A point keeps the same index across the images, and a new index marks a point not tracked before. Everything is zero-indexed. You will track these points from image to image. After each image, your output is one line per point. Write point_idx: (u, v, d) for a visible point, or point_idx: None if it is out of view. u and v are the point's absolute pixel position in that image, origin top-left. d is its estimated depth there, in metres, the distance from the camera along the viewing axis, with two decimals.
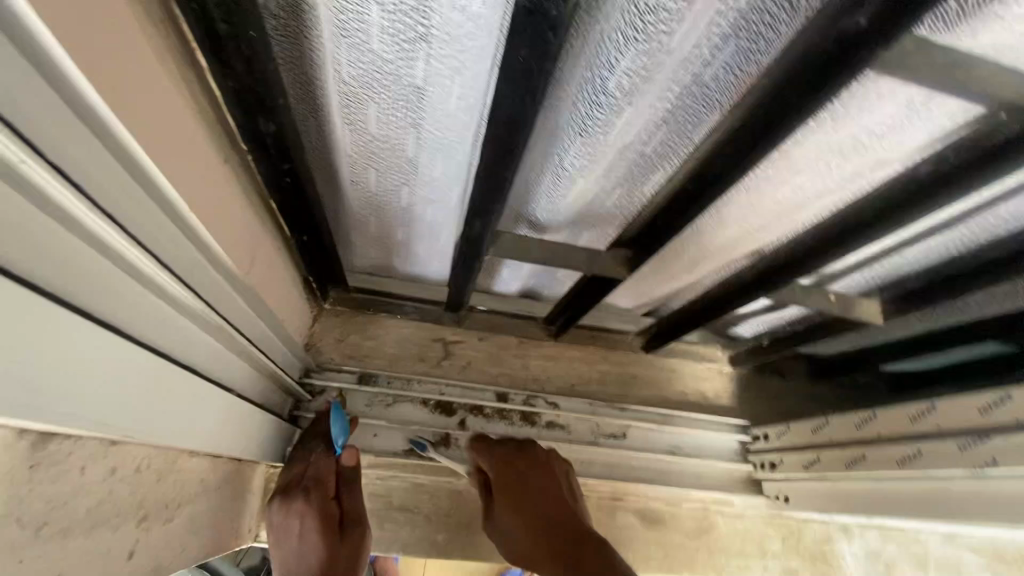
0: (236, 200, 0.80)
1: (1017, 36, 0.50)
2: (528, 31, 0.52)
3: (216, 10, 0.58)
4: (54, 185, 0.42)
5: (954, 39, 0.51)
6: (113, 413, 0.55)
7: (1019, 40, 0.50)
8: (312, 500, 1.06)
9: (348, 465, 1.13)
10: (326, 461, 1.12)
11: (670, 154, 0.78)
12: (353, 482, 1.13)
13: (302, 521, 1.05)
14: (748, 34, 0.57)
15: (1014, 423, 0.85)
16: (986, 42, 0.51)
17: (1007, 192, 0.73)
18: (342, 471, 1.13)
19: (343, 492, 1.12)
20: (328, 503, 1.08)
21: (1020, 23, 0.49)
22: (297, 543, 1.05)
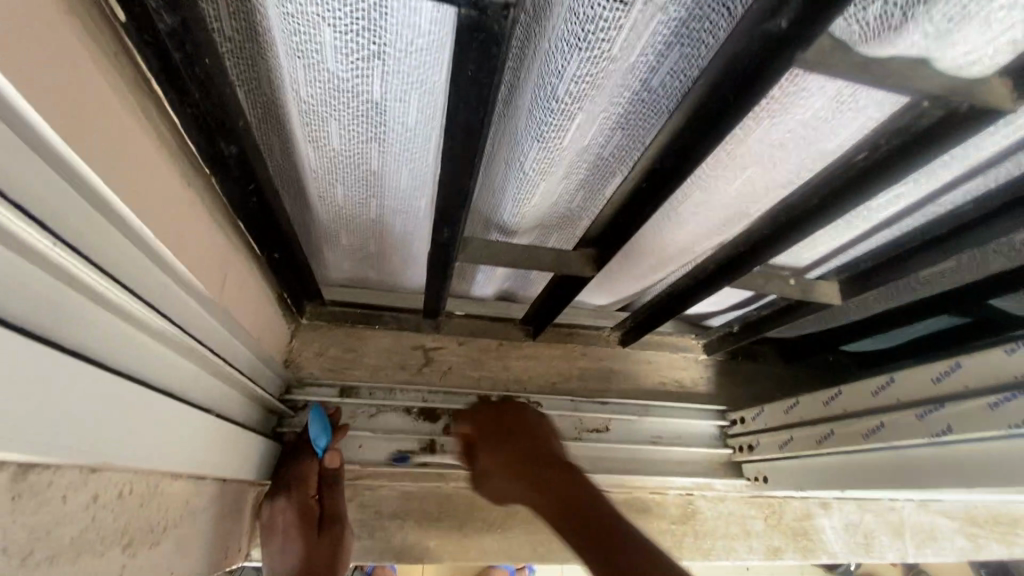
0: (204, 222, 0.80)
1: (921, 41, 0.55)
2: (475, 47, 0.55)
3: (171, 42, 0.59)
4: (16, 222, 0.43)
5: (868, 44, 0.55)
6: (92, 441, 0.55)
7: (923, 44, 0.55)
8: (293, 499, 1.13)
9: (330, 466, 1.18)
10: (308, 462, 1.17)
11: (626, 153, 0.81)
12: (334, 484, 1.18)
13: (283, 519, 1.12)
14: (690, 40, 0.61)
15: (965, 390, 0.90)
16: (898, 48, 0.55)
17: (942, 174, 0.77)
18: (324, 473, 1.18)
19: (325, 493, 1.17)
20: (309, 502, 1.15)
21: (922, 31, 0.54)
22: (281, 540, 1.12)
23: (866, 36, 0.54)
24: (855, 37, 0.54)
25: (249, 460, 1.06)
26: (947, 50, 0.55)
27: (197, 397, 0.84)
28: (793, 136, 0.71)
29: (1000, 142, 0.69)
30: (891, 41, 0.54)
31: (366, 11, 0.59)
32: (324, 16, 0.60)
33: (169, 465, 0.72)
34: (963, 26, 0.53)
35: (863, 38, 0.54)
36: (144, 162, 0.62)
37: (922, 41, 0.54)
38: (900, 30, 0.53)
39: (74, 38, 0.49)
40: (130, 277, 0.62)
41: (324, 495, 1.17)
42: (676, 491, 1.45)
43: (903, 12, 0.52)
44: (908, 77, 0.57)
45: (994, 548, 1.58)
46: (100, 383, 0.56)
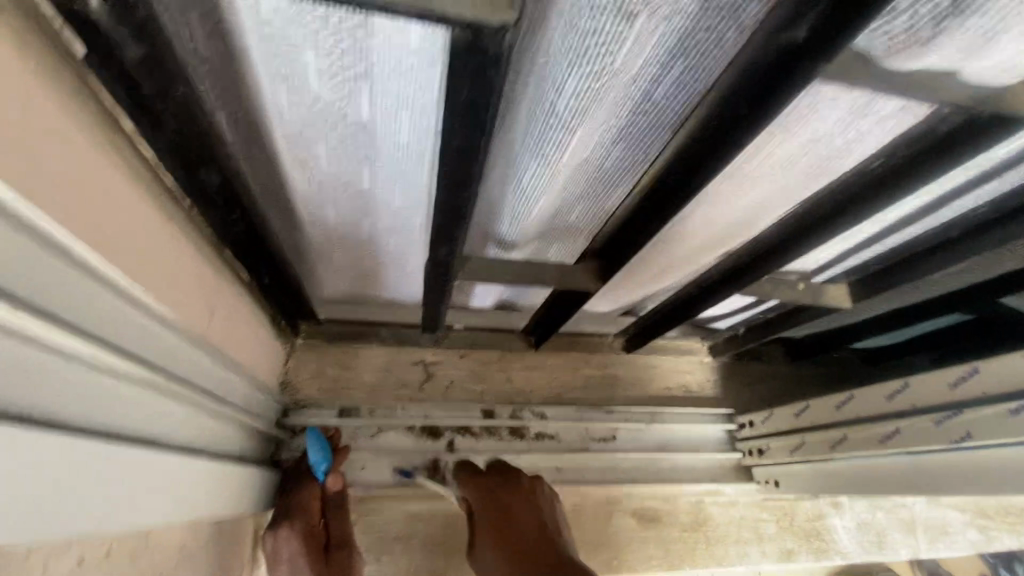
0: (187, 257, 0.77)
1: (953, 52, 0.51)
2: (467, 69, 0.50)
3: (136, 70, 0.55)
4: None
5: (895, 56, 0.51)
6: (73, 512, 0.51)
7: (955, 56, 0.51)
8: (296, 526, 1.04)
9: (332, 489, 1.11)
10: (309, 488, 1.10)
11: (630, 167, 0.77)
12: (339, 506, 1.10)
13: (288, 548, 1.02)
14: (696, 54, 0.57)
15: (983, 396, 0.88)
16: (926, 60, 0.52)
17: (960, 179, 0.74)
18: (327, 496, 1.11)
19: (330, 517, 1.09)
20: (314, 528, 1.06)
21: (956, 42, 0.50)
22: (287, 570, 1.02)
23: (891, 51, 0.51)
24: (877, 52, 0.51)
25: (248, 493, 1.02)
26: (976, 63, 0.52)
27: (189, 439, 0.80)
28: (806, 147, 0.68)
29: (1021, 146, 0.66)
30: (916, 54, 0.51)
31: (350, 31, 0.54)
32: (305, 38, 0.56)
33: (162, 518, 0.68)
34: (1004, 36, 0.49)
35: (888, 52, 0.51)
36: (116, 203, 0.58)
37: (956, 51, 0.51)
38: (930, 42, 0.50)
39: (31, 79, 0.45)
40: (103, 327, 0.58)
41: (330, 519, 1.09)
42: (686, 498, 1.42)
43: (936, 23, 0.48)
44: (930, 86, 0.54)
45: (1006, 540, 1.57)
46: (78, 450, 0.51)
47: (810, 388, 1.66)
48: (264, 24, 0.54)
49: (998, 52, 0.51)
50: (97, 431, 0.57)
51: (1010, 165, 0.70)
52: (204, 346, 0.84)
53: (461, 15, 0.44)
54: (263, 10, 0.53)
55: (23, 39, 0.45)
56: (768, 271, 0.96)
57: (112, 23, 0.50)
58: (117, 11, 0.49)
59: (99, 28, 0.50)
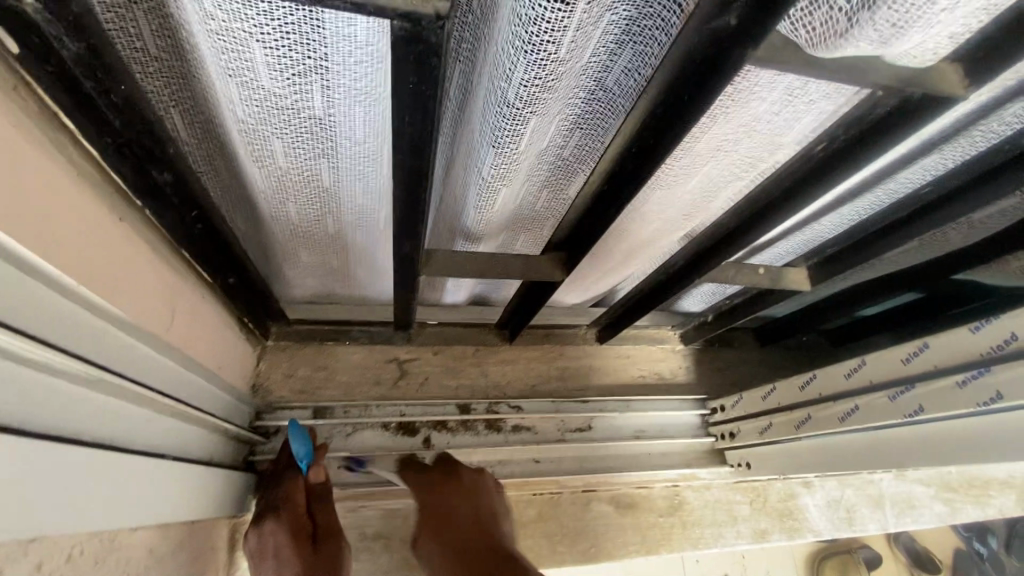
0: (144, 259, 0.76)
1: (869, 43, 0.54)
2: (412, 60, 0.51)
3: (78, 68, 0.54)
4: None
5: (817, 48, 0.54)
6: (27, 517, 0.50)
7: (871, 46, 0.54)
8: (282, 519, 1.04)
9: (316, 481, 1.10)
10: (293, 481, 1.09)
11: (587, 155, 0.79)
12: (324, 498, 1.09)
13: (274, 541, 1.03)
14: (641, 40, 0.59)
15: (934, 369, 0.92)
16: (845, 51, 0.55)
17: (900, 158, 0.77)
18: (312, 489, 1.10)
19: (316, 509, 1.08)
20: (299, 520, 1.05)
21: (870, 34, 0.52)
22: (273, 565, 1.01)
23: (811, 40, 0.53)
24: (801, 43, 0.54)
25: (220, 495, 1.01)
26: (893, 51, 0.55)
27: (155, 442, 0.80)
28: (751, 128, 0.70)
29: (952, 124, 0.70)
30: (835, 45, 0.53)
31: (296, 23, 0.55)
32: (251, 32, 0.56)
33: (126, 520, 0.68)
34: (909, 29, 0.52)
35: (809, 44, 0.53)
36: (61, 199, 0.57)
37: (871, 43, 0.53)
38: (847, 35, 0.52)
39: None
40: (57, 331, 0.58)
41: (316, 512, 1.08)
42: (662, 483, 1.44)
43: (848, 14, 0.50)
44: (860, 68, 0.57)
45: (971, 510, 1.63)
46: (32, 454, 0.51)
47: (780, 372, 1.70)
48: (208, 20, 0.54)
49: (907, 42, 0.54)
50: (57, 437, 0.56)
51: (946, 144, 0.74)
52: (165, 347, 0.83)
53: (398, 7, 0.44)
54: (205, 5, 0.53)
55: None
56: (729, 256, 0.99)
57: (48, 21, 0.50)
58: (51, 7, 0.49)
59: (32, 24, 0.50)
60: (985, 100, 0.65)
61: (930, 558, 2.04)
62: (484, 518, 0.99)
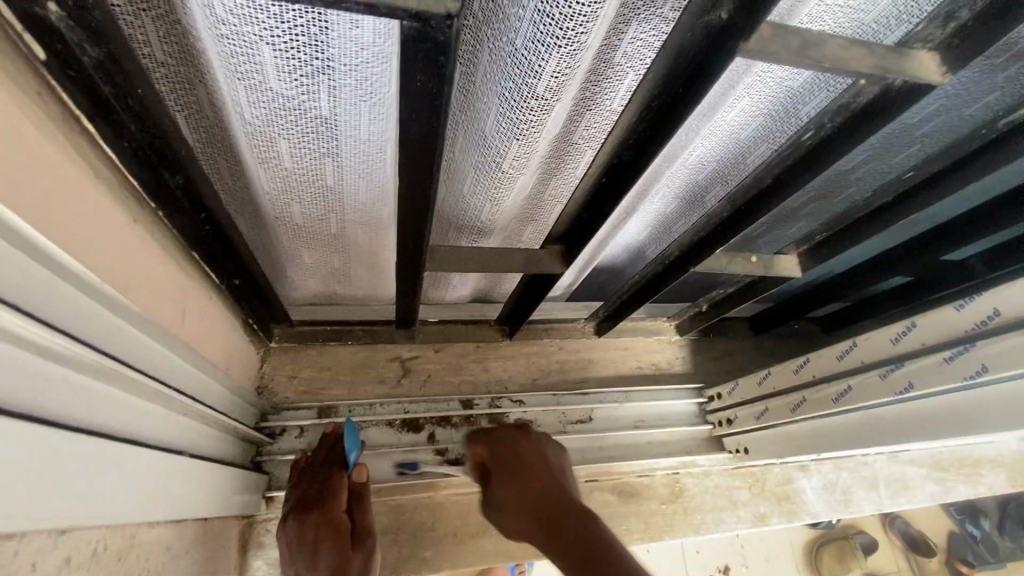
0: (156, 260, 0.78)
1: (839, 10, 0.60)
2: (420, 59, 0.53)
3: (96, 74, 0.57)
4: None
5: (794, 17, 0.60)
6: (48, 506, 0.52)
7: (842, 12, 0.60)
8: (327, 513, 1.05)
9: (359, 481, 1.14)
10: (338, 476, 1.11)
11: (586, 148, 0.81)
12: (364, 499, 1.13)
13: (315, 533, 1.03)
14: (636, 35, 0.62)
15: (922, 347, 0.96)
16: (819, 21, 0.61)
17: (889, 143, 0.80)
18: (353, 488, 1.13)
19: (355, 508, 1.11)
20: (341, 516, 1.07)
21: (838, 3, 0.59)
22: (310, 558, 1.01)
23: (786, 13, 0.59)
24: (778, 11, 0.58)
25: (228, 494, 1.02)
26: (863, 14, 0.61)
27: (169, 440, 0.82)
28: (742, 111, 0.73)
29: (941, 107, 0.73)
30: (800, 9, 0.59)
31: (305, 26, 0.57)
32: (261, 35, 0.58)
33: (141, 515, 0.70)
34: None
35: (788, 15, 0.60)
36: (79, 199, 0.59)
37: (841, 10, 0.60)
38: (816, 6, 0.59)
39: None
40: (77, 327, 0.59)
41: (354, 510, 1.11)
42: (663, 471, 1.47)
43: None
44: (845, 58, 0.60)
45: (962, 489, 1.67)
46: (53, 443, 0.53)
47: (773, 360, 1.74)
48: (220, 25, 0.56)
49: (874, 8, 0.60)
50: (77, 429, 0.58)
51: (929, 130, 0.78)
52: (177, 346, 0.84)
53: (410, 7, 0.46)
54: (217, 10, 0.55)
55: None
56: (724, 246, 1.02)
57: (72, 29, 0.52)
58: (77, 17, 0.51)
59: (58, 33, 0.52)
60: (971, 81, 0.68)
61: (924, 540, 2.09)
62: (553, 463, 1.01)
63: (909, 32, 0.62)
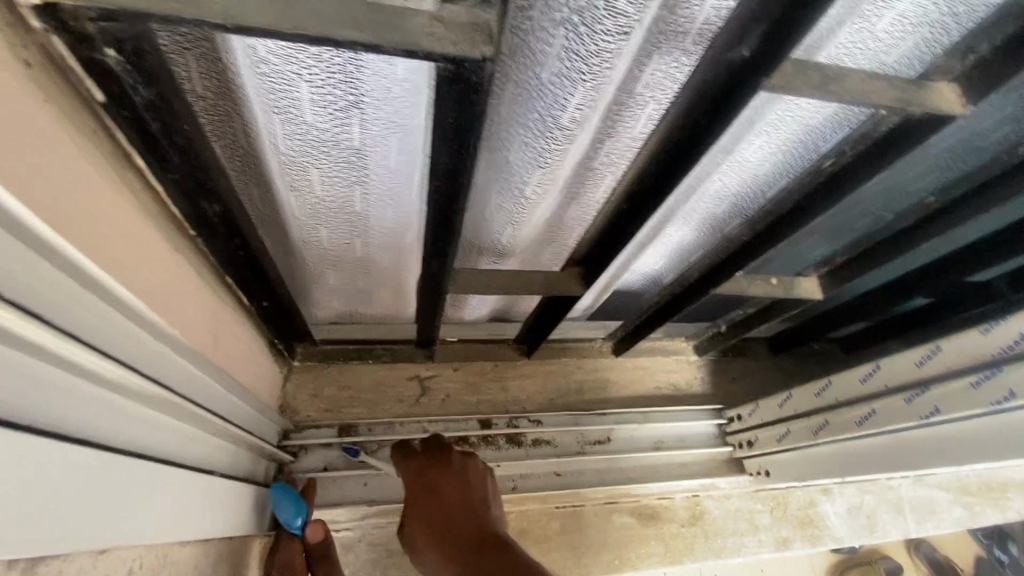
0: (191, 282, 0.81)
1: (860, 55, 0.62)
2: (453, 96, 0.56)
3: (147, 112, 0.60)
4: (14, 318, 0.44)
5: (814, 57, 0.62)
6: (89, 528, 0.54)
7: (862, 58, 0.63)
8: None
9: (315, 540, 1.09)
10: (291, 545, 1.10)
11: (608, 174, 0.83)
12: (326, 558, 1.09)
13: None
14: (661, 70, 0.64)
15: (947, 371, 0.94)
16: (839, 61, 0.63)
17: (911, 170, 0.81)
18: (312, 549, 1.09)
19: (318, 570, 1.08)
20: None
21: (860, 49, 0.61)
22: None
23: (808, 52, 0.61)
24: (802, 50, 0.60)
25: (250, 512, 1.04)
26: (885, 59, 0.63)
27: (201, 460, 0.84)
28: (759, 142, 0.76)
29: (965, 133, 0.73)
30: (825, 45, 0.60)
31: (341, 65, 0.59)
32: (299, 73, 0.61)
33: (176, 535, 0.73)
34: (898, 44, 0.61)
35: (812, 55, 0.61)
36: (125, 229, 0.62)
37: (864, 56, 0.62)
38: (837, 50, 0.61)
39: (44, 117, 0.49)
40: (121, 349, 0.62)
41: (319, 572, 1.08)
42: (682, 494, 1.45)
43: (846, 32, 0.59)
44: (864, 92, 0.61)
45: (991, 514, 1.63)
46: (95, 465, 0.55)
47: (793, 380, 1.72)
48: (261, 64, 0.59)
49: (896, 47, 0.62)
50: (119, 449, 0.61)
51: (944, 157, 0.78)
52: (207, 367, 0.87)
53: (447, 52, 0.48)
54: (259, 52, 0.58)
55: (42, 86, 0.49)
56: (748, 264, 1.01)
57: (127, 71, 0.54)
58: (133, 61, 0.53)
59: (113, 75, 0.54)
60: (994, 109, 0.68)
61: (952, 567, 2.02)
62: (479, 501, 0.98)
63: (928, 65, 0.64)
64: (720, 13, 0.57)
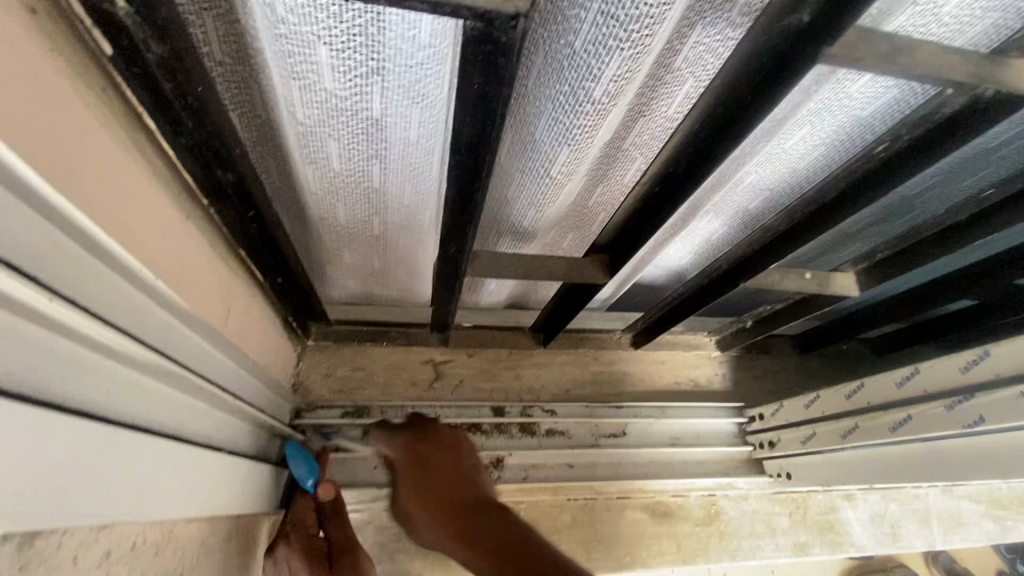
0: (202, 253, 0.78)
1: (934, 28, 0.57)
2: (480, 59, 0.52)
3: (160, 72, 0.57)
4: (22, 289, 0.42)
5: (884, 24, 0.56)
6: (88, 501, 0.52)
7: (937, 31, 0.57)
8: (294, 543, 1.00)
9: (327, 498, 1.10)
10: (302, 503, 1.10)
11: (642, 154, 0.78)
12: (337, 514, 1.08)
13: (288, 566, 0.97)
14: (706, 40, 0.60)
15: (997, 378, 0.88)
16: (913, 29, 0.56)
17: (975, 158, 0.75)
18: (323, 506, 1.09)
19: (330, 525, 1.06)
20: (312, 539, 1.03)
21: (935, 22, 0.56)
22: None
23: (878, 18, 0.55)
24: (871, 17, 0.55)
25: (260, 491, 1.02)
26: (961, 34, 0.58)
27: (211, 439, 0.83)
28: (804, 127, 0.71)
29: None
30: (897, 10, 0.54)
31: (363, 26, 0.56)
32: (319, 35, 0.57)
33: (182, 513, 0.71)
34: (977, 19, 0.56)
35: (885, 21, 0.55)
36: (131, 193, 0.59)
37: (941, 29, 0.57)
38: (909, 21, 0.55)
39: (48, 70, 0.46)
40: (128, 320, 0.60)
41: (331, 528, 1.06)
42: (698, 493, 1.41)
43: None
44: (936, 67, 0.57)
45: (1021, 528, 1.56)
46: (99, 438, 0.53)
47: (819, 382, 1.66)
48: (279, 24, 0.56)
49: (975, 22, 0.56)
50: (125, 420, 0.60)
51: (1014, 145, 0.72)
52: (221, 342, 0.86)
53: (478, 6, 0.44)
54: (277, 10, 0.54)
55: (49, 37, 0.47)
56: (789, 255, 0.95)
57: (138, 25, 0.51)
58: (143, 13, 0.50)
59: (123, 29, 0.51)
60: None
61: None
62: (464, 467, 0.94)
63: (1007, 38, 0.58)
64: None
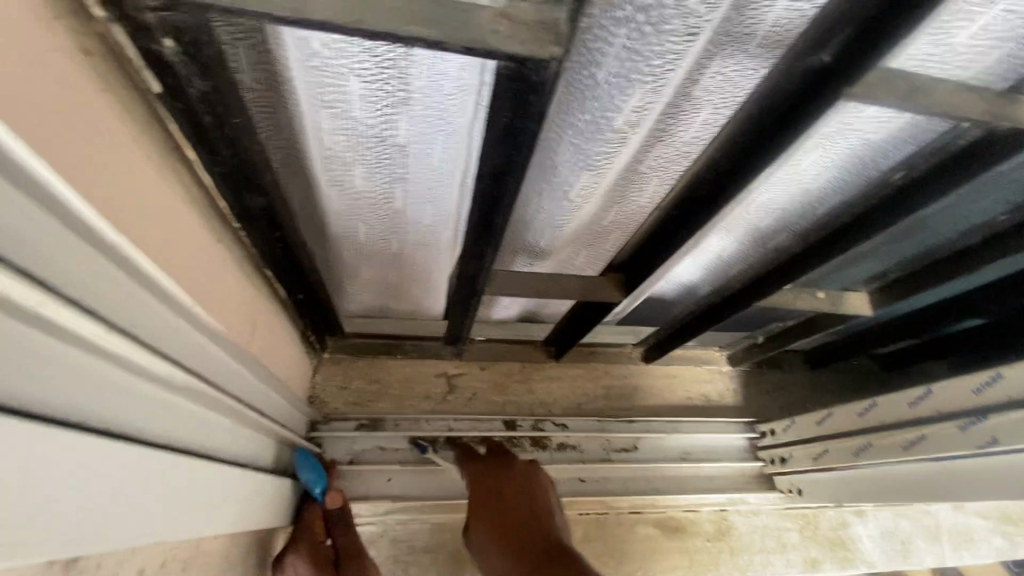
0: (230, 273, 0.80)
1: (950, 66, 0.57)
2: (511, 96, 0.53)
3: (200, 104, 0.59)
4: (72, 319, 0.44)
5: (902, 63, 0.56)
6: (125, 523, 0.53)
7: (954, 68, 0.58)
8: (301, 549, 1.04)
9: (334, 507, 1.11)
10: (310, 509, 1.11)
11: (660, 178, 0.80)
12: (344, 523, 1.10)
13: (294, 575, 1.01)
14: (728, 73, 0.61)
15: (1010, 400, 0.89)
16: (929, 68, 0.57)
17: (989, 185, 0.76)
18: (330, 515, 1.11)
19: (337, 534, 1.09)
20: (319, 545, 1.07)
21: (953, 61, 0.57)
22: None
23: (898, 58, 0.55)
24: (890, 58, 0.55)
25: (279, 505, 1.03)
26: (977, 71, 0.58)
27: (234, 455, 0.85)
28: (820, 155, 0.72)
29: None
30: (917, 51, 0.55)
31: (394, 60, 0.58)
32: (351, 68, 0.59)
33: (209, 530, 0.72)
34: (994, 58, 0.57)
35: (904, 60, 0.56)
36: (168, 219, 0.61)
37: (957, 67, 0.57)
38: (927, 60, 0.56)
39: (98, 108, 0.48)
40: (164, 343, 0.61)
41: (338, 536, 1.09)
42: (709, 507, 1.42)
43: (947, 37, 0.54)
44: (953, 106, 0.59)
45: None
46: (138, 459, 0.55)
47: (829, 397, 1.67)
48: (313, 58, 0.58)
49: (990, 61, 0.57)
50: (158, 441, 0.61)
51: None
52: (246, 359, 0.87)
53: (513, 51, 0.46)
54: (313, 46, 0.56)
55: (100, 76, 0.49)
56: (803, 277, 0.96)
57: (183, 63, 0.53)
58: (189, 53, 0.52)
59: (169, 66, 0.53)
60: None
61: None
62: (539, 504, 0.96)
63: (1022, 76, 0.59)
64: (794, 17, 0.54)
